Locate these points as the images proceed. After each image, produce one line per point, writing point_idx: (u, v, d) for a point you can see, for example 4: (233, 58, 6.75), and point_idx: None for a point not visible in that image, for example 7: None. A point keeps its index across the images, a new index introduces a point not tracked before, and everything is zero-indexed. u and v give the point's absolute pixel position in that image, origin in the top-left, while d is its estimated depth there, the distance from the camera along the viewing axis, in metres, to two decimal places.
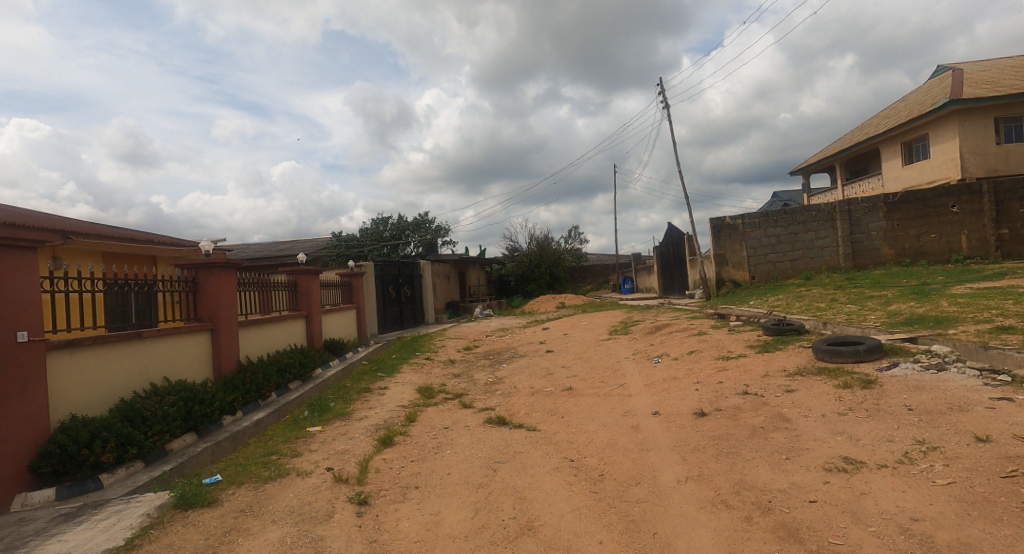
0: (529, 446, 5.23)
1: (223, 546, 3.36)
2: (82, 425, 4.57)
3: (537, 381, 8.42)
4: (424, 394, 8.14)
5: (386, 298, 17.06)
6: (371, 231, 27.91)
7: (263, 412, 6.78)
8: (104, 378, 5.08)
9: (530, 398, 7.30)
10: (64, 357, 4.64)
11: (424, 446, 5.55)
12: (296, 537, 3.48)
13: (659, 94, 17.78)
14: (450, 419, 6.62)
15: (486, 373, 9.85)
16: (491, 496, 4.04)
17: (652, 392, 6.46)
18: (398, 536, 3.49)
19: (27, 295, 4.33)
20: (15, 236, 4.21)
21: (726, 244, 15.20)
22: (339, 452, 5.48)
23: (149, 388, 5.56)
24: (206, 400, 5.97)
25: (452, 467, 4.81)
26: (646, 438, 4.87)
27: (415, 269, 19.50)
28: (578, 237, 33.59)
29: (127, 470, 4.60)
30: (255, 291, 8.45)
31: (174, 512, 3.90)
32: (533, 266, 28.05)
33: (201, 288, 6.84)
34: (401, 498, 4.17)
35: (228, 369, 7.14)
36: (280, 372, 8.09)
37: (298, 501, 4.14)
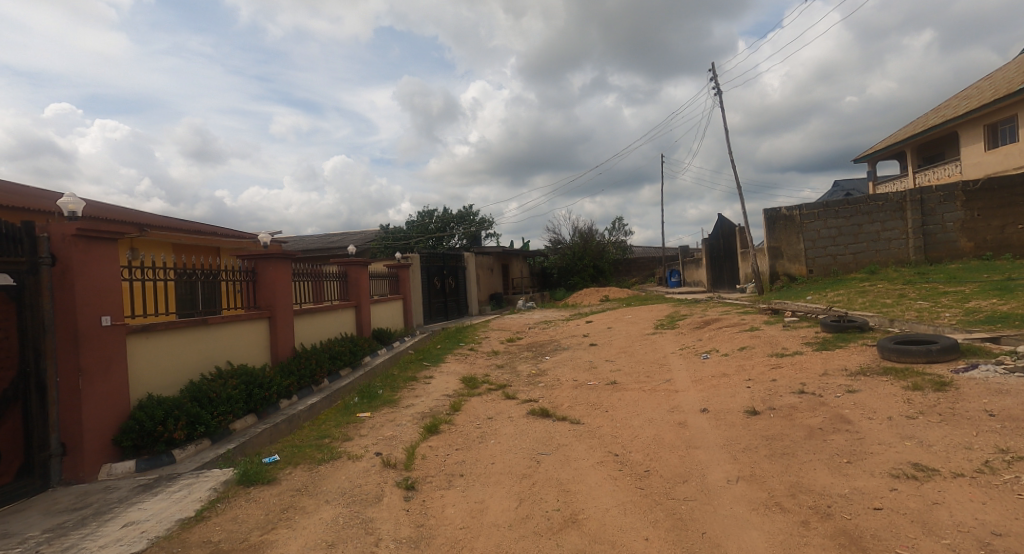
0: (573, 439, 5.20)
1: (282, 523, 3.54)
2: (158, 404, 4.91)
3: (580, 373, 8.37)
4: (469, 384, 8.24)
5: (431, 289, 17.38)
6: (417, 223, 28.51)
7: (316, 397, 7.09)
8: (175, 361, 5.43)
9: (573, 390, 7.28)
10: (140, 340, 4.97)
11: (469, 435, 5.63)
12: (348, 518, 3.62)
13: (711, 79, 17.04)
14: (493, 409, 6.68)
15: (529, 364, 9.88)
16: (535, 487, 4.05)
17: (700, 389, 6.27)
18: (444, 522, 3.56)
19: (108, 282, 4.64)
20: (98, 228, 4.52)
21: (781, 236, 14.58)
22: (387, 438, 5.65)
23: (214, 371, 5.92)
24: (265, 384, 6.28)
25: (496, 457, 4.86)
26: (694, 435, 4.75)
27: (459, 261, 19.73)
28: (623, 229, 33.01)
29: (196, 447, 4.93)
30: (309, 282, 8.81)
31: (237, 488, 4.16)
32: (577, 258, 27.80)
33: (260, 277, 7.21)
34: (446, 485, 4.26)
35: (285, 355, 7.49)
36: (332, 359, 8.42)
37: (350, 483, 4.30)
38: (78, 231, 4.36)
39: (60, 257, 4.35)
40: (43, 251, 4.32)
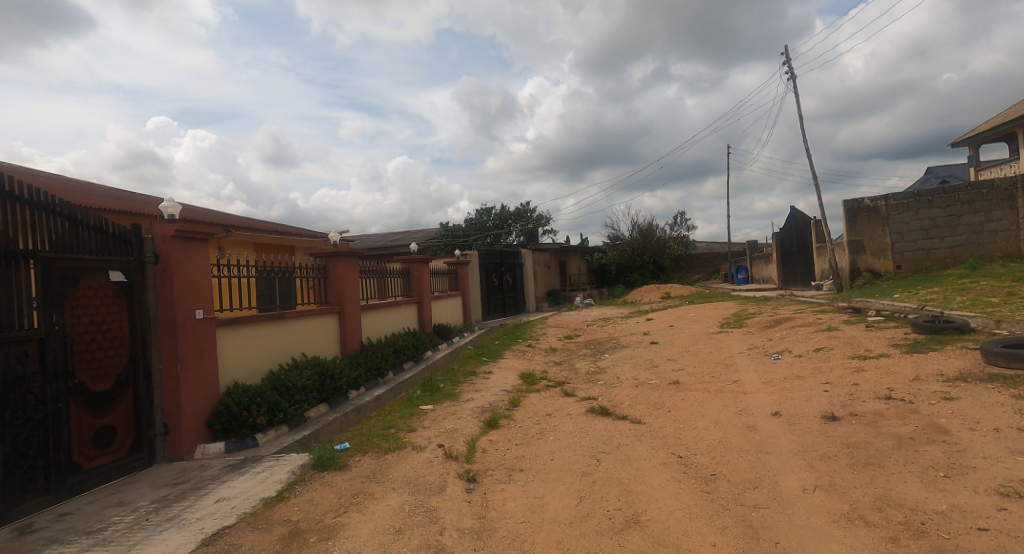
0: (634, 438, 5.11)
1: (353, 507, 3.73)
2: (243, 391, 5.31)
3: (641, 372, 8.19)
4: (527, 381, 8.28)
5: (489, 286, 17.60)
6: (475, 221, 28.96)
7: (381, 389, 7.40)
8: (257, 352, 5.84)
9: (634, 389, 7.13)
10: (227, 332, 5.40)
11: (528, 431, 5.66)
12: (413, 506, 3.75)
13: (784, 63, 16.05)
14: (552, 406, 6.68)
15: (587, 362, 9.80)
16: (596, 485, 4.02)
17: (771, 391, 5.95)
18: (505, 515, 3.61)
19: (202, 278, 5.06)
20: (193, 229, 4.94)
21: (864, 230, 13.53)
22: (449, 431, 5.80)
23: (291, 362, 6.32)
24: (336, 375, 6.63)
25: (556, 453, 4.86)
26: (764, 439, 4.52)
27: (517, 258, 19.85)
28: (686, 224, 31.87)
29: (276, 432, 5.28)
30: (374, 278, 9.18)
31: (313, 472, 4.42)
32: (636, 254, 27.15)
33: (330, 274, 7.60)
34: (507, 479, 4.31)
35: (353, 348, 7.86)
36: (396, 352, 8.74)
37: (414, 473, 4.46)
38: (176, 232, 4.80)
39: (162, 256, 4.80)
40: (148, 250, 4.78)
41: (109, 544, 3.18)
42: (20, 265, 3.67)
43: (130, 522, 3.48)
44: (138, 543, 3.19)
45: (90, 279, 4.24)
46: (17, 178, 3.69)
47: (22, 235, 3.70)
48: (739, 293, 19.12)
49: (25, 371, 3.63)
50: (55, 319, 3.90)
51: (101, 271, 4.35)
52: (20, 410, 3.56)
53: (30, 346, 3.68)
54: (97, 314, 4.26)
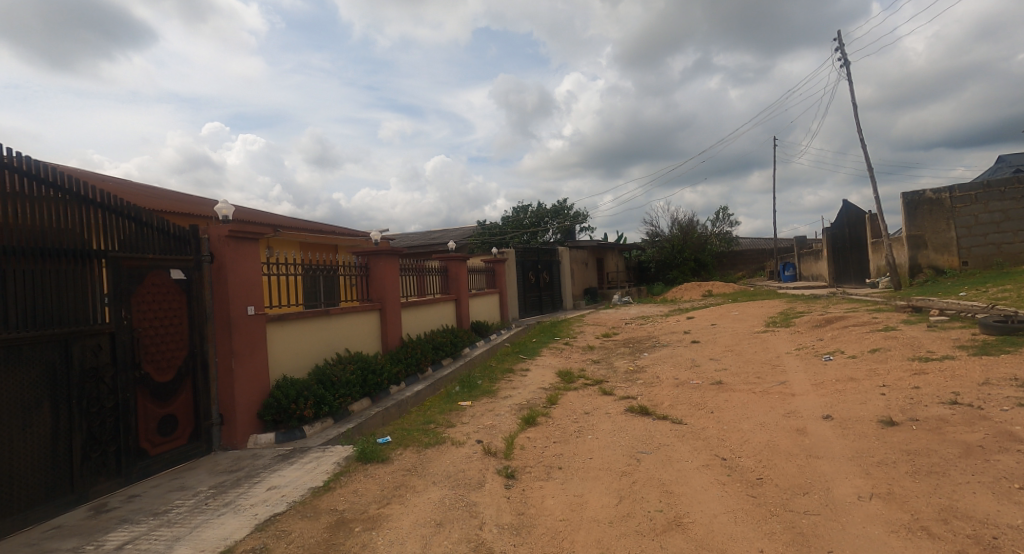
0: (676, 439, 4.99)
1: (395, 499, 3.81)
2: (291, 384, 5.51)
3: (681, 372, 8.02)
4: (565, 379, 8.24)
5: (525, 283, 17.59)
6: (512, 219, 29.05)
7: (421, 385, 7.52)
8: (304, 347, 6.05)
9: (674, 389, 6.98)
10: (277, 327, 5.62)
11: (566, 429, 5.63)
12: (453, 500, 3.80)
13: (836, 49, 15.29)
14: (590, 405, 6.62)
15: (626, 361, 9.66)
16: (636, 485, 3.96)
17: (822, 393, 5.70)
18: (544, 512, 3.61)
19: (253, 276, 5.27)
20: (245, 228, 5.16)
21: (925, 223, 12.75)
22: (487, 427, 5.84)
23: (336, 357, 6.52)
24: (378, 370, 6.79)
25: (594, 452, 4.81)
26: (815, 443, 4.34)
27: (553, 255, 19.78)
28: (729, 219, 30.92)
29: (322, 424, 5.46)
30: (413, 276, 9.34)
31: (357, 464, 4.54)
32: (677, 251, 26.53)
33: (372, 272, 7.78)
34: (545, 477, 4.31)
35: (394, 344, 8.03)
36: (435, 349, 8.87)
37: (454, 467, 4.52)
38: (229, 231, 5.03)
39: (217, 255, 5.04)
40: (204, 250, 5.03)
41: (173, 525, 3.37)
42: (92, 264, 3.93)
43: (191, 505, 3.68)
44: (198, 525, 3.37)
45: (154, 278, 4.50)
46: (89, 183, 3.96)
47: (94, 237, 3.97)
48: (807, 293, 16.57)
49: (98, 362, 3.90)
50: (124, 314, 4.16)
51: (164, 269, 4.61)
52: (94, 399, 3.83)
53: (102, 339, 3.95)
54: (160, 309, 4.52)
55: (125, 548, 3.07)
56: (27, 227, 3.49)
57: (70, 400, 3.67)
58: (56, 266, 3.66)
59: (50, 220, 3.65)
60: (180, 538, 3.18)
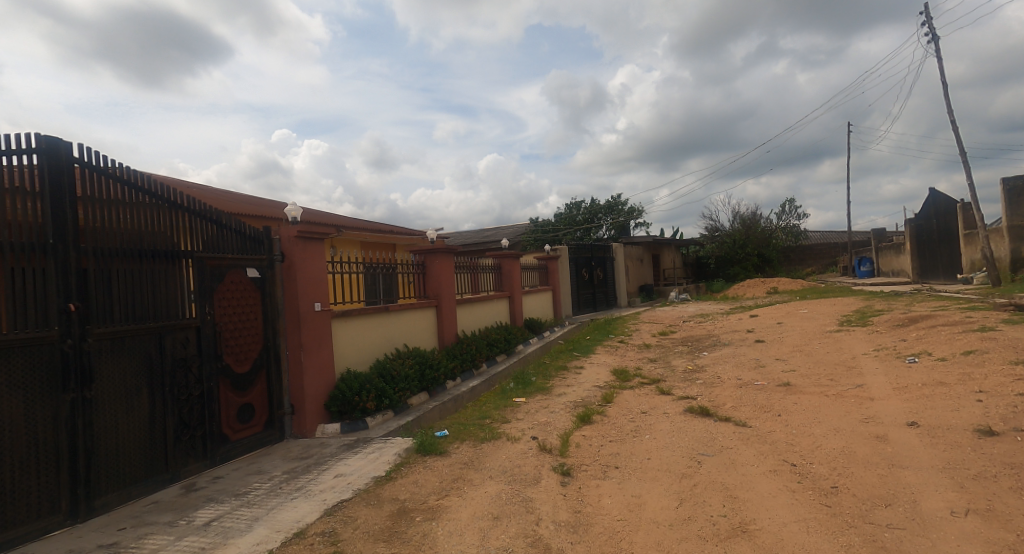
0: (740, 442, 4.78)
1: (453, 491, 3.89)
2: (355, 377, 5.75)
3: (744, 372, 7.67)
4: (620, 377, 8.09)
5: (579, 281, 17.41)
6: (565, 215, 28.83)
7: (476, 380, 7.63)
8: (366, 341, 6.29)
9: (737, 390, 6.69)
10: (341, 323, 5.87)
11: (623, 428, 5.53)
12: (510, 494, 3.83)
13: (924, 24, 14.05)
14: (647, 404, 6.46)
15: (684, 360, 9.35)
16: (697, 488, 3.82)
17: (905, 398, 5.26)
18: (602, 511, 3.56)
19: (320, 274, 5.53)
20: (312, 229, 5.43)
21: None
22: (542, 424, 5.83)
23: (395, 352, 6.73)
24: (435, 365, 6.94)
25: (653, 453, 4.69)
26: (897, 452, 4.02)
27: (607, 252, 19.46)
28: (796, 212, 29.26)
29: (383, 416, 5.66)
30: (467, 273, 9.48)
31: (416, 456, 4.67)
32: (738, 247, 25.36)
33: (428, 270, 7.97)
34: (602, 475, 4.25)
35: (449, 340, 8.18)
36: (489, 345, 8.97)
37: (510, 462, 4.55)
38: (298, 232, 5.31)
39: (287, 254, 5.35)
40: (276, 250, 5.34)
41: (252, 506, 3.61)
42: (180, 264, 4.26)
43: (267, 488, 3.93)
44: (274, 507, 3.59)
45: (233, 276, 4.82)
46: (177, 189, 4.29)
47: (181, 238, 4.30)
48: (892, 293, 14.20)
49: (186, 353, 4.23)
50: (208, 310, 4.48)
51: (241, 268, 4.93)
52: (183, 387, 4.16)
53: (189, 332, 4.28)
54: (238, 305, 4.84)
55: (212, 525, 3.31)
56: (127, 230, 3.84)
57: (164, 388, 4.01)
58: (151, 265, 4.00)
59: (145, 224, 3.99)
60: (259, 519, 3.39)
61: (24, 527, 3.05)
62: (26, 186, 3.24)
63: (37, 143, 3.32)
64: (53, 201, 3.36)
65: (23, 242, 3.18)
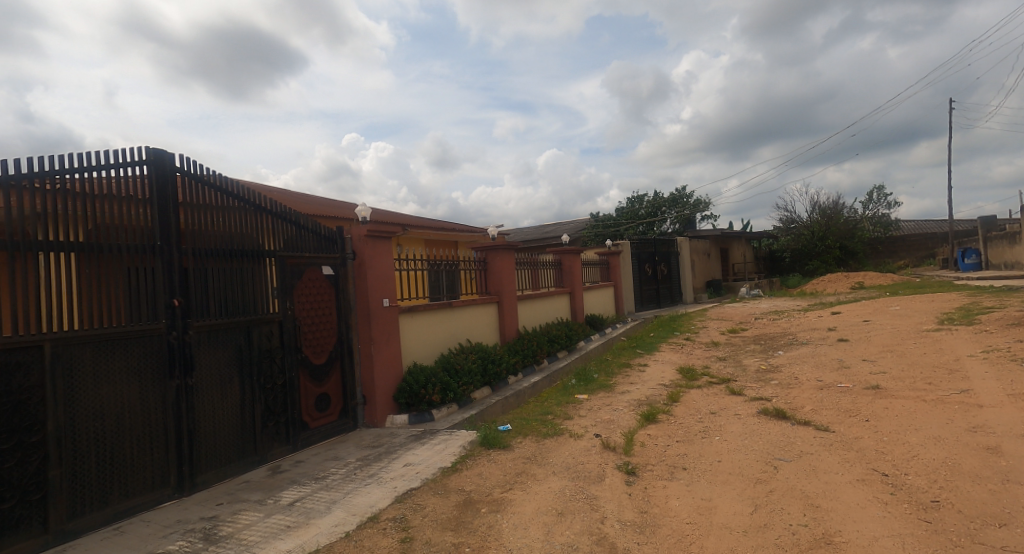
0: (821, 448, 4.47)
1: (517, 485, 3.91)
2: (421, 370, 5.93)
3: (825, 373, 7.16)
4: (687, 376, 7.81)
5: (642, 276, 16.98)
6: (627, 210, 28.15)
7: (537, 376, 7.65)
8: (431, 336, 6.47)
9: (817, 392, 6.26)
10: (408, 318, 6.07)
11: (691, 428, 5.33)
12: (574, 491, 3.80)
13: None
14: (717, 405, 6.19)
15: (757, 359, 8.88)
16: (774, 495, 3.62)
17: (1020, 407, 4.70)
18: (669, 513, 3.46)
19: (389, 271, 5.75)
20: (380, 228, 5.65)
21: None
22: (606, 421, 5.75)
23: (459, 347, 6.88)
24: (497, 360, 7.02)
25: (723, 455, 4.49)
26: (1011, 466, 3.60)
27: (672, 246, 18.80)
28: (886, 200, 26.88)
29: (448, 409, 5.80)
30: (528, 270, 9.50)
31: (480, 449, 4.75)
32: (818, 239, 23.68)
33: (490, 266, 8.06)
34: (669, 476, 4.12)
35: (511, 336, 8.24)
36: (550, 341, 8.95)
37: (573, 459, 4.52)
38: (368, 232, 5.55)
39: (358, 253, 5.60)
40: (348, 248, 5.60)
41: (330, 489, 3.82)
42: (264, 263, 4.58)
43: (344, 473, 4.14)
44: (350, 491, 3.78)
45: (310, 273, 5.11)
46: (261, 193, 4.60)
47: (265, 239, 4.61)
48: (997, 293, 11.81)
49: (271, 345, 4.54)
50: (289, 305, 4.78)
51: (318, 266, 5.22)
52: (268, 376, 4.47)
53: (273, 326, 4.58)
54: (315, 301, 5.13)
55: (295, 505, 3.54)
56: (219, 232, 4.17)
57: (252, 377, 4.32)
58: (239, 264, 4.33)
59: (234, 226, 4.31)
60: (336, 502, 3.58)
61: (140, 498, 3.41)
62: (137, 194, 3.59)
63: (145, 155, 3.67)
64: (159, 207, 3.70)
65: (136, 244, 3.53)
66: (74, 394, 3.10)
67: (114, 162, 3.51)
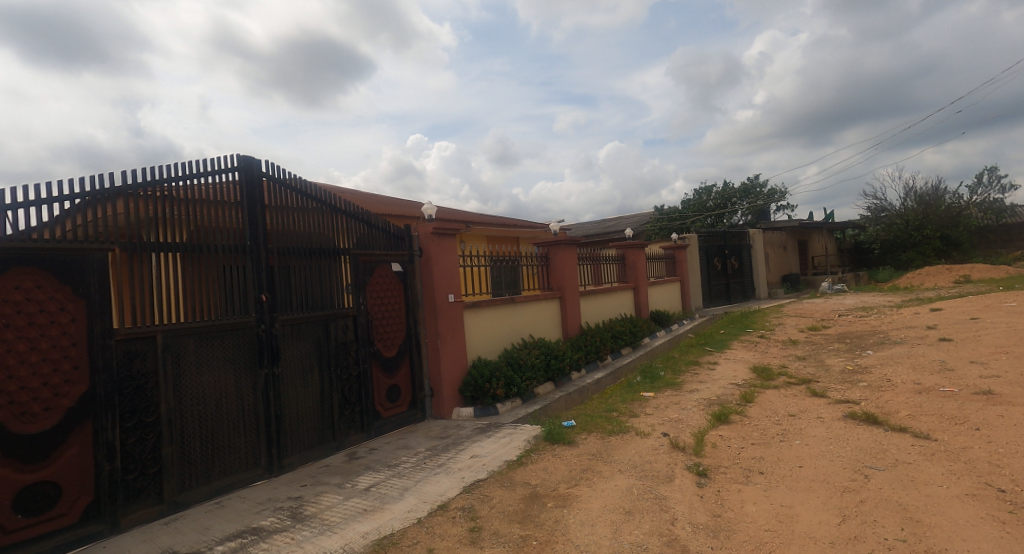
0: (920, 457, 4.07)
1: (583, 481, 3.88)
2: (485, 364, 6.02)
3: (922, 375, 6.53)
4: (762, 375, 7.39)
5: (710, 271, 16.25)
6: (694, 201, 27.01)
7: (601, 373, 7.54)
8: (494, 331, 6.55)
9: (913, 396, 5.73)
10: (472, 313, 6.18)
11: (767, 431, 5.04)
12: (642, 490, 3.71)
13: None
14: (796, 407, 5.81)
15: (841, 358, 8.24)
16: (864, 506, 3.35)
17: None
18: (746, 518, 3.29)
19: (453, 267, 5.88)
20: (445, 226, 5.79)
21: None
22: (674, 420, 5.56)
23: (522, 342, 6.91)
24: (560, 356, 6.99)
25: (805, 460, 4.21)
26: None
27: (744, 239, 17.84)
28: (996, 184, 24.03)
29: (512, 404, 5.85)
30: (590, 265, 9.36)
31: (545, 443, 4.75)
32: (913, 229, 21.59)
33: (552, 262, 8.03)
34: (744, 480, 3.92)
35: (573, 331, 8.17)
36: (614, 337, 8.78)
37: (640, 458, 4.41)
38: (433, 229, 5.70)
39: (424, 250, 5.75)
40: (415, 246, 5.77)
41: (402, 477, 3.97)
42: (339, 260, 4.82)
43: (414, 462, 4.29)
44: (420, 479, 3.91)
45: (381, 270, 5.32)
46: (336, 194, 4.84)
47: (339, 237, 4.85)
48: None
49: (346, 338, 4.78)
50: (362, 300, 5.00)
51: (387, 263, 5.43)
52: (344, 367, 4.71)
53: (348, 320, 4.82)
54: (386, 296, 5.34)
55: (371, 490, 3.71)
56: (300, 232, 4.43)
57: (330, 368, 4.57)
58: (318, 261, 4.58)
59: (312, 226, 4.57)
60: (408, 489, 3.72)
61: (236, 476, 3.71)
62: (229, 198, 3.90)
63: (236, 162, 3.97)
64: (248, 209, 4.00)
65: (230, 244, 3.83)
66: (180, 380, 3.42)
67: (210, 169, 3.82)
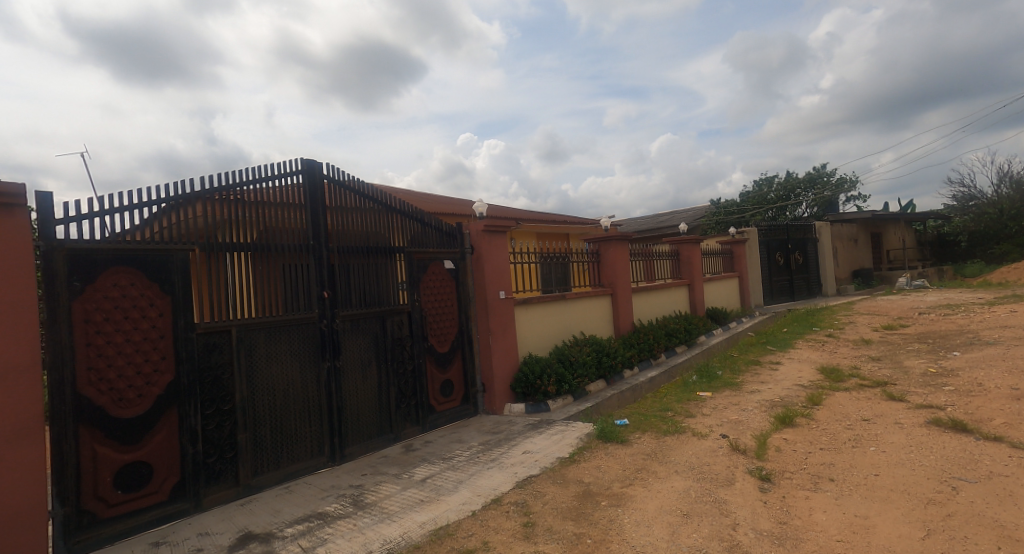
0: (1018, 470, 3.69)
1: (638, 481, 3.79)
2: (536, 361, 6.01)
3: (1019, 380, 5.92)
4: (831, 377, 6.95)
5: (772, 266, 15.47)
6: (754, 194, 25.79)
7: (655, 371, 7.36)
8: (545, 328, 6.54)
9: (1008, 402, 5.20)
10: (523, 310, 6.19)
11: (837, 435, 4.74)
12: (700, 493, 3.58)
13: None
14: (869, 410, 5.43)
15: (921, 360, 7.62)
16: (952, 520, 3.07)
17: None
18: (815, 527, 3.10)
19: (504, 264, 5.92)
20: (495, 223, 5.83)
21: None
22: (734, 422, 5.33)
23: (572, 339, 6.86)
24: (612, 353, 6.87)
25: (882, 469, 3.92)
26: None
27: (809, 232, 16.86)
28: None
29: (563, 401, 5.82)
30: (643, 261, 9.14)
31: (598, 442, 4.68)
32: (1006, 218, 19.63)
33: (603, 258, 7.90)
34: (812, 487, 3.70)
35: (626, 329, 8.01)
36: (668, 335, 8.54)
37: (698, 459, 4.26)
38: (484, 227, 5.76)
39: (476, 247, 5.81)
40: (467, 243, 5.83)
41: (456, 470, 4.03)
42: (394, 257, 4.95)
43: (468, 456, 4.35)
44: (474, 473, 3.96)
45: (434, 267, 5.42)
46: (390, 193, 4.97)
47: (394, 235, 4.98)
48: None
49: (401, 334, 4.91)
50: (416, 297, 5.11)
51: (440, 261, 5.52)
52: (400, 361, 4.84)
53: (403, 316, 4.95)
54: (439, 293, 5.44)
55: (427, 482, 3.80)
56: (358, 231, 4.58)
57: (387, 362, 4.71)
58: (374, 259, 4.73)
59: (369, 224, 4.72)
60: (462, 481, 3.78)
61: (302, 464, 3.89)
62: (294, 199, 4.09)
63: (300, 166, 4.15)
64: (311, 210, 4.18)
65: (295, 244, 4.02)
66: (252, 371, 3.63)
67: (276, 173, 4.02)
